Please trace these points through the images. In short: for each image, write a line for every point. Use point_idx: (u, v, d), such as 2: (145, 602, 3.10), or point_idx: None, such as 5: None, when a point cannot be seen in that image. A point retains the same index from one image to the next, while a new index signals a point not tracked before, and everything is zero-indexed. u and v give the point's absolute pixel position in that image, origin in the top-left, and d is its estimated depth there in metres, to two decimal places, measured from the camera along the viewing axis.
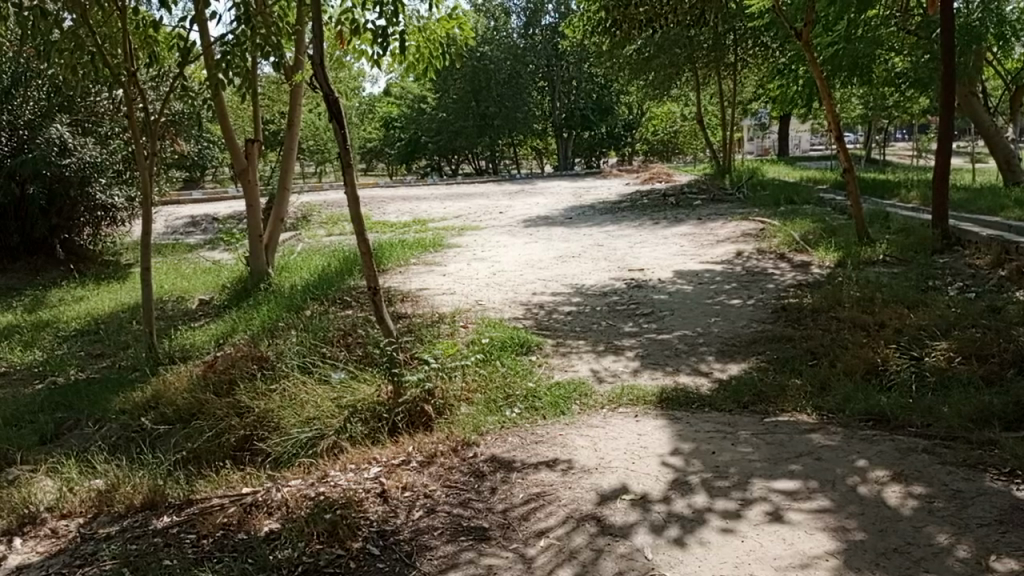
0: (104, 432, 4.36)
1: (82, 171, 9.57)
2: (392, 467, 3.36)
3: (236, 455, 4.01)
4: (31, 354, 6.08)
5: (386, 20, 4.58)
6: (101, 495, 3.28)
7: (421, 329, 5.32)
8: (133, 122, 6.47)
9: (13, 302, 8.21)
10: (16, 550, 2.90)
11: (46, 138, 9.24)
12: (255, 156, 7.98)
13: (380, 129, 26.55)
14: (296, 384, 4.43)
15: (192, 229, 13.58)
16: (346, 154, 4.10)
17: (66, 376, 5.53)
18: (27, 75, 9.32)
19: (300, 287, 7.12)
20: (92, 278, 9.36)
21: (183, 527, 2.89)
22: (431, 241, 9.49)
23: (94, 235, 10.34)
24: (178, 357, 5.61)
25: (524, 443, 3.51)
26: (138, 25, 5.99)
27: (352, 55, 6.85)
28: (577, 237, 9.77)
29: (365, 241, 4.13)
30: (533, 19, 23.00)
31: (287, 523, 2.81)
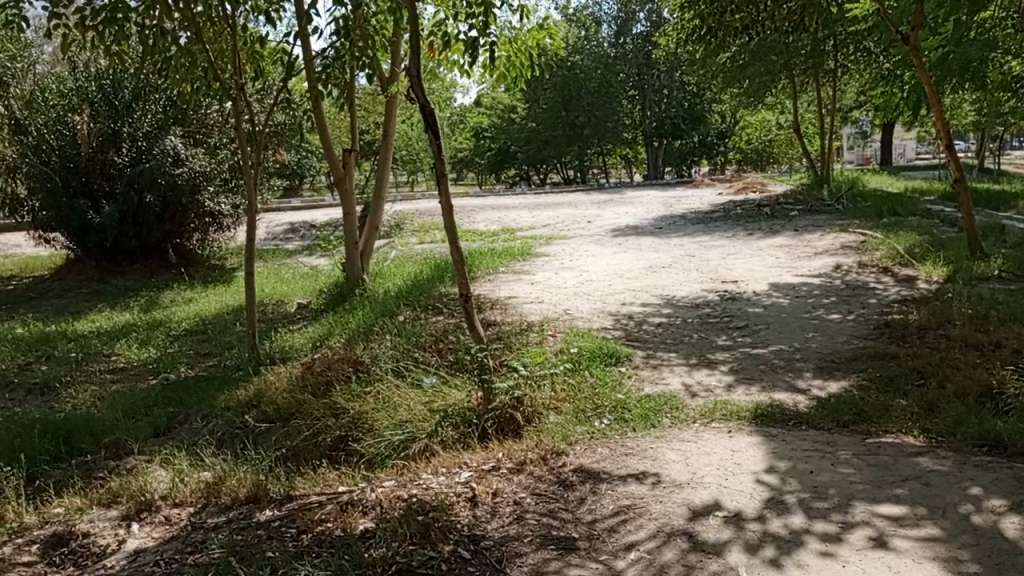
0: (211, 427, 4.59)
1: (193, 180, 10.12)
2: (482, 472, 3.40)
3: (331, 454, 4.14)
4: (145, 351, 6.47)
5: (478, 32, 4.66)
6: (208, 486, 3.45)
7: (510, 337, 5.37)
8: (241, 133, 6.79)
9: (130, 302, 8.76)
10: (134, 534, 3.04)
11: (161, 149, 9.81)
12: (352, 165, 8.24)
13: (470, 139, 27.10)
14: (390, 388, 4.55)
15: (291, 235, 14.17)
16: (441, 164, 4.18)
17: (177, 372, 5.85)
18: (146, 89, 10.00)
19: (393, 293, 7.29)
20: (201, 281, 9.87)
21: (283, 521, 3.00)
22: (521, 249, 9.57)
23: (202, 240, 10.92)
24: (278, 358, 5.86)
25: (614, 455, 3.49)
26: (246, 41, 6.28)
27: (445, 66, 6.98)
28: (668, 247, 9.64)
29: (459, 250, 4.20)
30: (625, 28, 22.85)
31: (381, 523, 2.88)
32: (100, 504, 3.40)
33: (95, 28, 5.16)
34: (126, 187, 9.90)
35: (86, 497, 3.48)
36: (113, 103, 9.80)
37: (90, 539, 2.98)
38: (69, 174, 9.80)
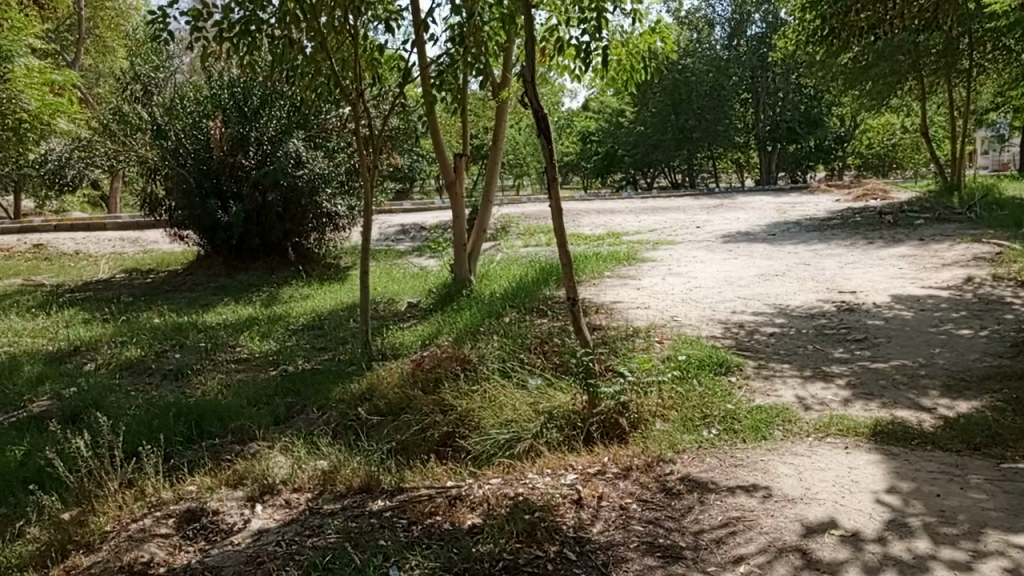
0: (326, 418, 4.80)
1: (313, 181, 10.60)
2: (588, 475, 3.40)
3: (439, 449, 4.25)
4: (267, 343, 6.84)
5: (589, 37, 4.66)
6: (325, 474, 3.60)
7: (616, 342, 5.34)
8: (359, 137, 7.08)
9: (253, 297, 9.29)
10: (258, 515, 3.22)
11: (284, 152, 10.34)
12: (462, 169, 8.42)
13: (577, 143, 27.15)
14: (496, 387, 4.62)
15: (402, 237, 14.62)
16: (552, 167, 4.21)
17: (295, 365, 6.16)
18: (273, 96, 10.57)
19: (500, 295, 7.39)
20: (317, 278, 10.33)
21: (394, 512, 3.09)
22: (627, 254, 9.50)
23: (320, 240, 11.41)
24: (388, 354, 6.06)
25: (723, 465, 3.41)
26: (367, 49, 6.53)
27: (556, 71, 7.04)
28: (781, 255, 9.33)
29: (567, 253, 4.21)
30: (738, 30, 22.32)
31: (489, 519, 2.94)
32: (228, 484, 3.61)
33: (230, 40, 5.51)
34: (253, 188, 10.49)
35: (215, 478, 3.71)
36: (243, 109, 10.44)
37: (219, 517, 3.18)
38: (202, 176, 10.51)
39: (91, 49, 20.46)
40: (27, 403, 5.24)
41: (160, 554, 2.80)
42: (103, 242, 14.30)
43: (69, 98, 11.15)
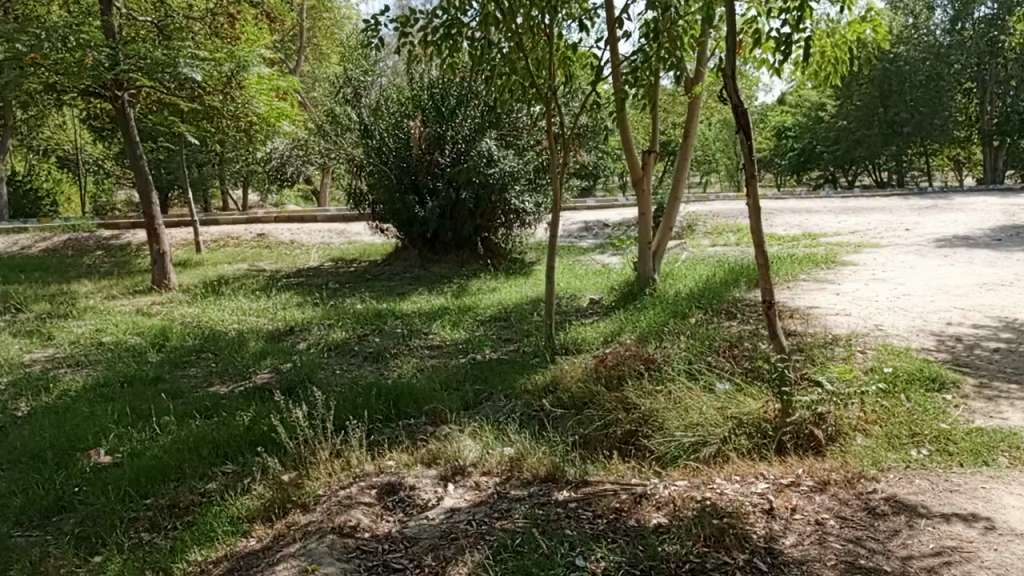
0: (511, 407, 4.94)
1: (503, 179, 10.96)
2: (780, 486, 3.25)
3: (621, 447, 4.23)
4: (457, 332, 7.18)
5: (791, 27, 4.40)
6: (512, 461, 3.72)
7: (813, 349, 5.04)
8: (551, 135, 7.20)
9: (444, 288, 9.76)
10: (450, 493, 3.38)
11: (478, 151, 10.81)
12: (651, 165, 8.30)
13: (771, 139, 25.92)
14: (682, 389, 4.53)
15: (585, 233, 14.72)
16: (751, 165, 4.05)
17: (482, 354, 6.41)
18: (469, 96, 11.03)
19: (686, 295, 7.23)
20: (503, 272, 10.66)
21: (580, 503, 3.13)
22: (824, 256, 8.93)
23: (507, 235, 11.75)
24: (571, 349, 6.14)
25: (936, 489, 3.12)
26: (561, 49, 6.62)
27: (754, 65, 6.75)
28: (1009, 262, 8.33)
29: (764, 254, 4.03)
30: (964, 13, 19.84)
31: (675, 520, 2.90)
32: (422, 462, 3.83)
33: (434, 43, 5.83)
34: (447, 184, 11.03)
35: (412, 454, 3.95)
36: (441, 109, 11.01)
37: (415, 492, 3.38)
38: (402, 173, 11.19)
39: (310, 56, 22.49)
40: (252, 374, 5.88)
41: (365, 520, 3.03)
42: (314, 233, 15.67)
43: (292, 102, 12.33)
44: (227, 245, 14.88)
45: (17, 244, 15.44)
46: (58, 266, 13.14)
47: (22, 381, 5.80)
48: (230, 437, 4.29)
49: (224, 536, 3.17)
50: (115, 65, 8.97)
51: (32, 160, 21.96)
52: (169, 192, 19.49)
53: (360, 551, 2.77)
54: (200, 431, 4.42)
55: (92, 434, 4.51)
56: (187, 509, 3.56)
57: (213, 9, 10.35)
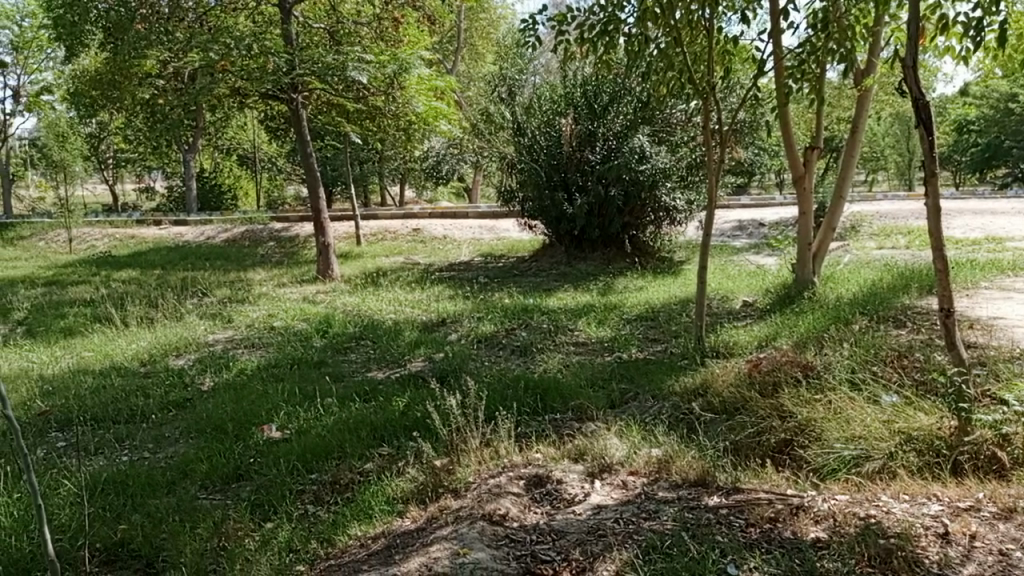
0: (659, 408, 4.85)
1: (654, 176, 10.79)
2: (957, 510, 2.98)
3: (775, 456, 4.04)
4: (603, 330, 7.15)
5: (984, 9, 3.99)
6: (661, 462, 3.66)
7: (997, 365, 4.59)
8: (707, 131, 6.98)
9: (590, 285, 9.74)
10: (597, 490, 3.37)
11: (629, 147, 10.71)
12: (813, 161, 7.86)
13: (950, 134, 23.86)
14: (844, 399, 4.27)
15: (739, 233, 14.20)
16: (932, 161, 3.73)
17: (629, 353, 6.34)
18: (622, 93, 10.94)
19: (848, 300, 6.80)
20: (651, 271, 10.49)
21: (732, 511, 3.03)
22: (1012, 263, 8.09)
23: (656, 233, 11.53)
24: (722, 352, 5.94)
25: None
26: (720, 43, 6.39)
27: (935, 54, 6.23)
28: None
29: (944, 257, 3.71)
30: None
31: (836, 536, 2.74)
32: (569, 456, 3.85)
33: (590, 41, 5.82)
34: (597, 181, 11.00)
35: (558, 449, 3.97)
36: (594, 106, 11.00)
37: (562, 486, 3.39)
38: (552, 170, 11.30)
39: (467, 57, 23.28)
40: (406, 362, 6.16)
41: (513, 510, 3.09)
42: (465, 229, 16.14)
43: (449, 101, 12.74)
44: (385, 239, 15.65)
45: (204, 235, 17.04)
46: (237, 255, 14.35)
47: (208, 359, 6.39)
48: (386, 421, 4.51)
49: (381, 514, 3.34)
50: (292, 68, 9.66)
51: (218, 159, 24.13)
52: (334, 188, 20.76)
53: (509, 540, 2.83)
54: (360, 413, 4.69)
55: (265, 410, 4.90)
56: (347, 486, 3.79)
57: (379, 15, 10.97)
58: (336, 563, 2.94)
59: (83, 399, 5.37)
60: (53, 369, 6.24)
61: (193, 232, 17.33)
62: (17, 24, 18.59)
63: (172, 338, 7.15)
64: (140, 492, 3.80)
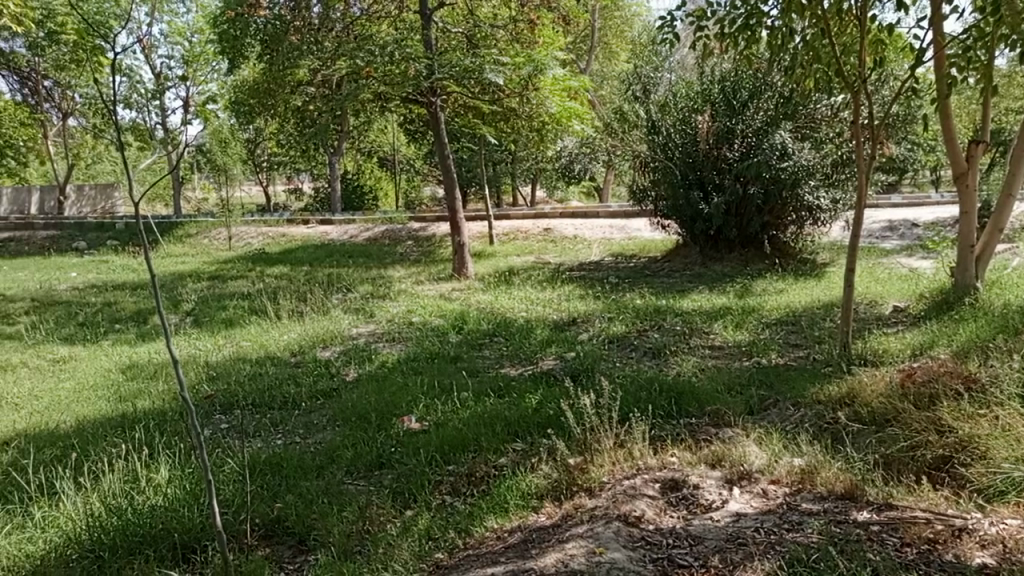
0: (800, 416, 4.63)
1: (796, 174, 10.29)
2: None
3: (932, 473, 3.75)
4: (740, 333, 6.92)
5: None
6: (804, 473, 3.50)
7: None
8: (857, 126, 6.59)
9: (727, 287, 9.46)
10: (735, 497, 3.28)
11: (770, 144, 10.27)
12: (979, 156, 7.24)
13: None
14: (1013, 415, 3.90)
15: (889, 234, 13.33)
16: None
17: (768, 358, 6.10)
18: (763, 87, 10.51)
19: (1018, 308, 6.22)
20: (792, 273, 10.04)
21: (885, 528, 2.86)
22: None
23: (798, 233, 11.01)
24: (871, 360, 5.60)
25: None
26: (873, 33, 6.01)
27: None
28: None
29: None
30: None
31: (1005, 563, 2.52)
32: (705, 462, 3.76)
33: (730, 36, 5.64)
34: (734, 179, 10.66)
35: (694, 454, 3.89)
36: (732, 103, 10.66)
37: (699, 491, 3.32)
38: (688, 169, 11.07)
39: (601, 56, 23.32)
40: (538, 360, 6.23)
41: (649, 512, 3.07)
42: (596, 228, 16.09)
43: (583, 101, 12.73)
44: (517, 239, 15.88)
45: (347, 233, 17.95)
46: (378, 253, 15.01)
47: (352, 351, 6.74)
48: (521, 418, 4.58)
49: (516, 509, 3.40)
50: (431, 73, 9.97)
51: (360, 161, 25.35)
52: (468, 188, 21.32)
53: (646, 542, 2.81)
54: (495, 409, 4.79)
55: (405, 402, 5.10)
56: (482, 479, 3.88)
57: (515, 17, 11.17)
58: (474, 553, 3.02)
59: (242, 385, 5.80)
60: (217, 357, 6.79)
61: (337, 231, 18.30)
62: (187, 40, 20.32)
63: (319, 331, 7.59)
64: (293, 474, 4.06)
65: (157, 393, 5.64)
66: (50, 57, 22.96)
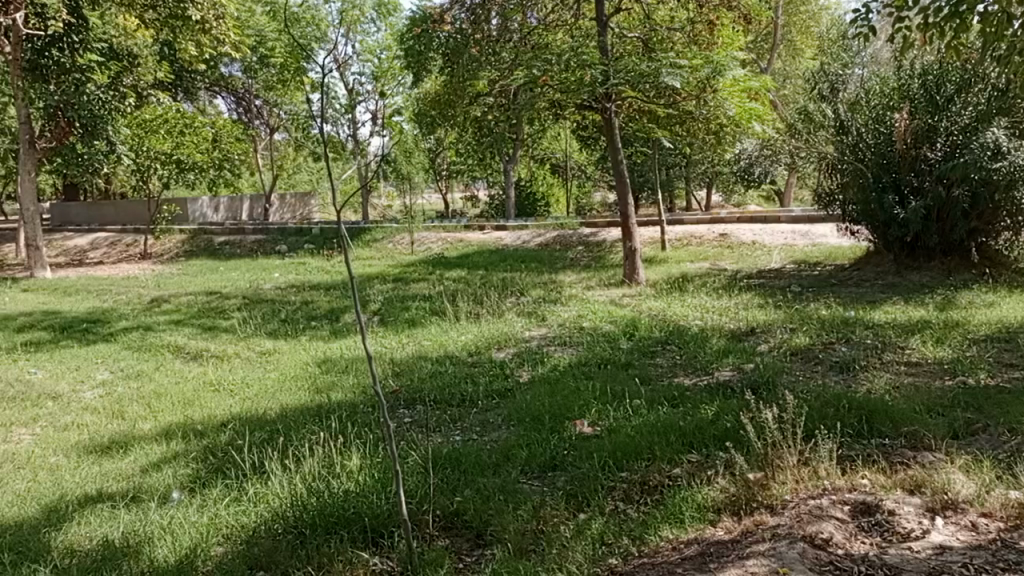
0: (1016, 445, 4.14)
1: (1013, 175, 8.96)
2: None
3: None
4: (941, 349, 6.33)
5: None
6: (1022, 508, 3.14)
7: None
8: None
9: (926, 298, 8.67)
10: (938, 528, 3.00)
11: (981, 142, 9.02)
12: None
13: None
14: None
15: None
16: None
17: (975, 377, 5.53)
18: (971, 81, 9.56)
19: None
20: (1005, 284, 9.02)
21: None
22: None
23: (1012, 240, 9.84)
24: None
25: None
26: None
27: None
28: None
29: None
30: None
31: None
32: (902, 487, 3.48)
33: (935, 25, 5.14)
34: (936, 181, 9.74)
35: (890, 478, 3.62)
36: (935, 99, 9.77)
37: (895, 518, 3.08)
38: (881, 171, 10.31)
39: (784, 53, 22.42)
40: (714, 370, 6.05)
41: (837, 535, 2.89)
42: (776, 234, 15.36)
43: (764, 101, 12.21)
44: (690, 245, 15.51)
45: (520, 238, 18.39)
46: (549, 258, 15.25)
47: (526, 354, 6.90)
48: (696, 429, 4.47)
49: (692, 521, 3.33)
50: (607, 78, 9.99)
51: (533, 168, 25.93)
52: (640, 193, 21.19)
53: (835, 567, 2.64)
54: (669, 418, 4.71)
55: (578, 406, 5.15)
56: (656, 488, 3.83)
57: (693, 19, 10.96)
58: (649, 561, 2.99)
59: (424, 382, 6.12)
60: (401, 354, 7.22)
61: (510, 236, 18.80)
62: (377, 56, 21.75)
63: (494, 333, 7.84)
64: (471, 470, 4.23)
65: (349, 386, 6.09)
66: (261, 79, 25.56)
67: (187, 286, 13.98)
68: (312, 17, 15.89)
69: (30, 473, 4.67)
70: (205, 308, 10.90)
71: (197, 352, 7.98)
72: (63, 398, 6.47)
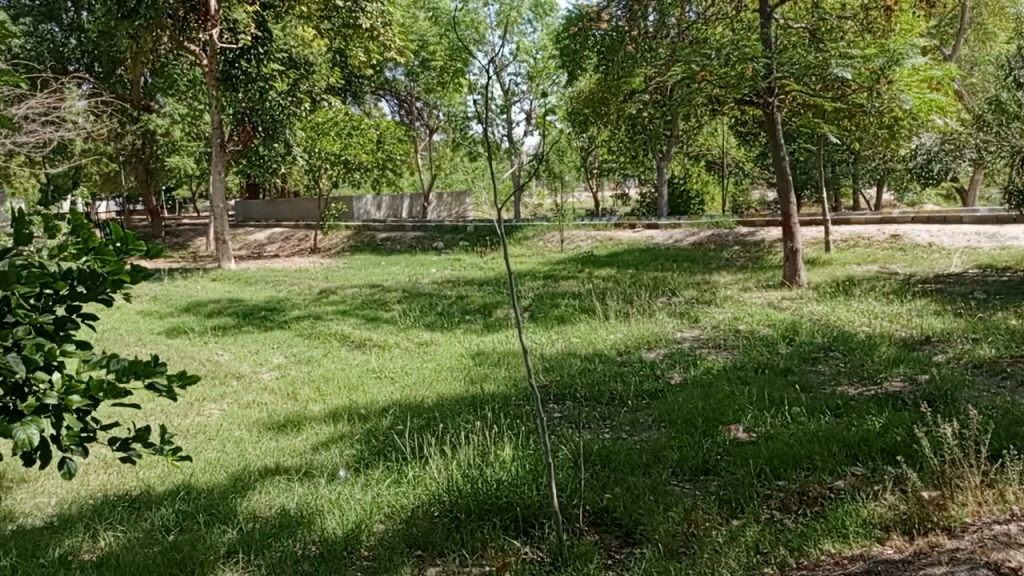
0: None
1: None
2: None
3: None
4: None
5: None
6: None
7: None
8: None
9: None
10: None
11: None
12: None
13: None
14: None
15: None
16: None
17: None
18: None
19: None
20: None
21: None
22: None
23: None
24: None
25: None
26: None
27: None
28: None
29: None
30: None
31: None
32: None
33: None
34: None
35: None
36: None
37: None
38: None
39: (972, 38, 20.59)
40: (883, 379, 5.66)
41: None
42: (958, 235, 14.10)
43: (947, 91, 11.24)
44: (858, 246, 14.56)
45: (672, 237, 18.06)
46: (703, 258, 14.87)
47: (678, 355, 6.78)
48: (862, 441, 4.21)
49: (857, 536, 3.15)
50: (770, 72, 9.55)
51: (688, 166, 25.36)
52: (802, 191, 20.18)
53: None
54: (832, 428, 4.47)
55: (732, 411, 5.00)
56: (817, 499, 3.65)
57: (868, 5, 10.30)
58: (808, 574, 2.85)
59: (573, 378, 6.18)
60: (551, 350, 7.32)
61: (662, 235, 18.50)
62: (532, 56, 22.04)
63: (645, 333, 7.77)
64: (621, 468, 4.22)
65: (501, 379, 6.25)
66: (423, 82, 26.73)
67: (352, 279, 14.88)
68: (472, 20, 16.43)
69: (219, 443, 5.18)
70: (368, 300, 11.56)
71: (362, 341, 8.49)
72: (246, 377, 7.13)
